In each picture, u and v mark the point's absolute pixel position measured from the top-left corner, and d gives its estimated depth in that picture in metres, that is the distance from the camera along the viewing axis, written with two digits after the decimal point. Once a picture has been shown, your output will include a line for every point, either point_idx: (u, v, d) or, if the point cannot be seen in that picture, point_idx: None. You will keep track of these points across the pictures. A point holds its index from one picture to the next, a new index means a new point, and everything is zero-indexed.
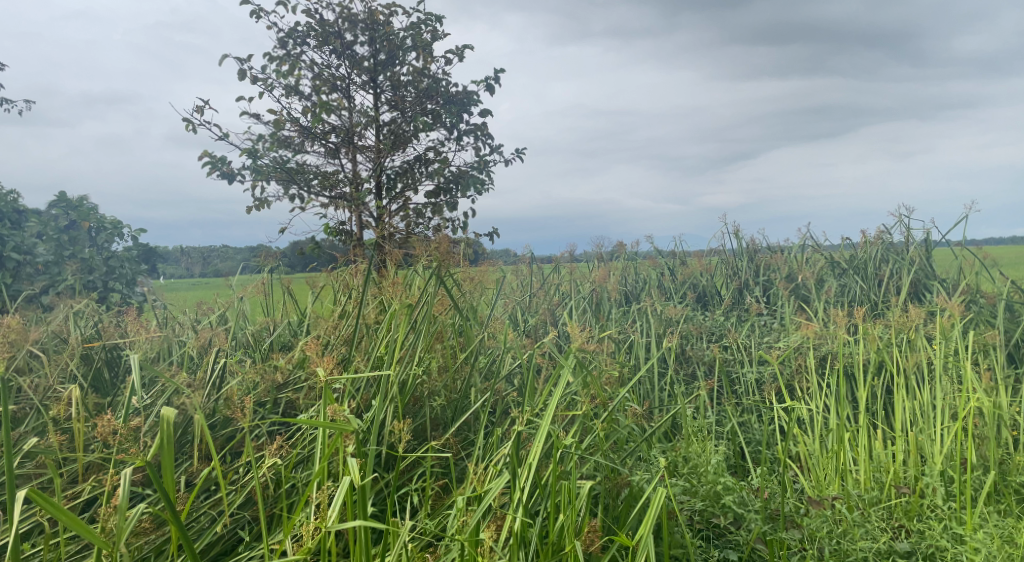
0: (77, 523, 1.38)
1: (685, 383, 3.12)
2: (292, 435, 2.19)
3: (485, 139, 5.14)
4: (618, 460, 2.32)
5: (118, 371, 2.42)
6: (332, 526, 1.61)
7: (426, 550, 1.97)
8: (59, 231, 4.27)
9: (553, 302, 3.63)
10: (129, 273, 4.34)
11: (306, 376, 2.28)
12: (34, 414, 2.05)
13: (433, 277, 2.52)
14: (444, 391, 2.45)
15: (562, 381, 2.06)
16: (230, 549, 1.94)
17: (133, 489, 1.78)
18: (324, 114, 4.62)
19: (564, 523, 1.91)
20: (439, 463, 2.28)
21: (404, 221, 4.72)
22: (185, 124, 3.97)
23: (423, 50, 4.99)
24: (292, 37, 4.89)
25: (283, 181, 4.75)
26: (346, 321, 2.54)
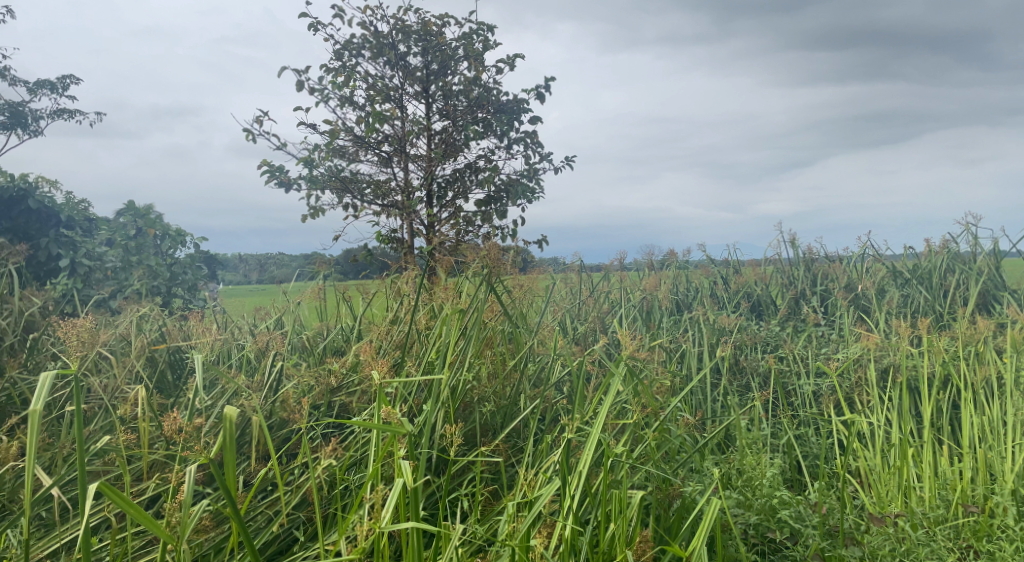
0: (143, 516, 1.42)
1: (738, 394, 3.07)
2: (345, 438, 2.24)
3: (536, 146, 5.16)
4: (671, 470, 2.30)
5: (182, 373, 2.54)
6: (386, 526, 1.62)
7: (476, 554, 1.99)
8: (127, 239, 4.43)
9: (603, 310, 3.60)
10: (191, 280, 4.57)
11: (360, 380, 2.33)
12: (103, 413, 2.13)
13: (483, 283, 2.54)
14: (493, 397, 2.46)
15: (613, 389, 2.04)
16: (285, 549, 1.98)
17: (196, 487, 1.83)
18: (378, 124, 4.71)
19: (615, 531, 1.89)
20: (489, 469, 2.29)
21: (454, 228, 4.76)
22: (247, 135, 4.80)
23: (476, 60, 5.04)
24: (348, 48, 5.00)
25: (337, 190, 4.86)
26: (398, 325, 2.57)
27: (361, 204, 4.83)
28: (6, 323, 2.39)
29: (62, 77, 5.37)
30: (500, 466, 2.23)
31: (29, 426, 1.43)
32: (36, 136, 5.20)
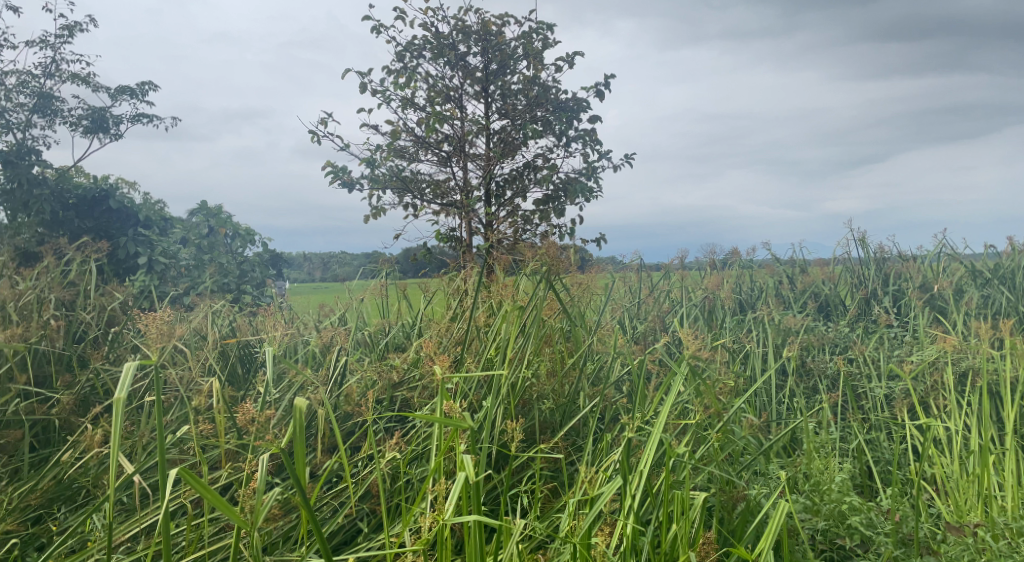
0: (220, 503, 1.45)
1: (805, 396, 2.98)
2: (407, 432, 2.29)
3: (594, 144, 5.14)
4: (734, 472, 2.26)
5: (251, 367, 2.64)
6: (449, 519, 1.64)
7: (536, 551, 2.00)
8: (200, 238, 4.67)
9: (662, 309, 3.54)
10: (258, 277, 4.70)
11: (421, 376, 2.38)
12: (180, 404, 2.22)
13: (542, 281, 2.54)
14: (552, 395, 2.45)
15: (675, 388, 2.01)
16: (350, 539, 2.03)
17: (268, 477, 1.89)
18: (438, 124, 4.76)
19: (677, 532, 1.87)
20: (548, 466, 2.30)
21: (512, 227, 4.78)
22: (311, 136, 4.94)
23: (534, 59, 5.04)
24: (409, 50, 5.07)
25: (398, 190, 4.92)
26: (458, 322, 2.59)
27: (421, 203, 4.89)
28: (91, 317, 2.52)
29: (141, 83, 5.60)
30: (560, 463, 2.23)
31: (114, 413, 1.49)
32: (117, 140, 5.44)
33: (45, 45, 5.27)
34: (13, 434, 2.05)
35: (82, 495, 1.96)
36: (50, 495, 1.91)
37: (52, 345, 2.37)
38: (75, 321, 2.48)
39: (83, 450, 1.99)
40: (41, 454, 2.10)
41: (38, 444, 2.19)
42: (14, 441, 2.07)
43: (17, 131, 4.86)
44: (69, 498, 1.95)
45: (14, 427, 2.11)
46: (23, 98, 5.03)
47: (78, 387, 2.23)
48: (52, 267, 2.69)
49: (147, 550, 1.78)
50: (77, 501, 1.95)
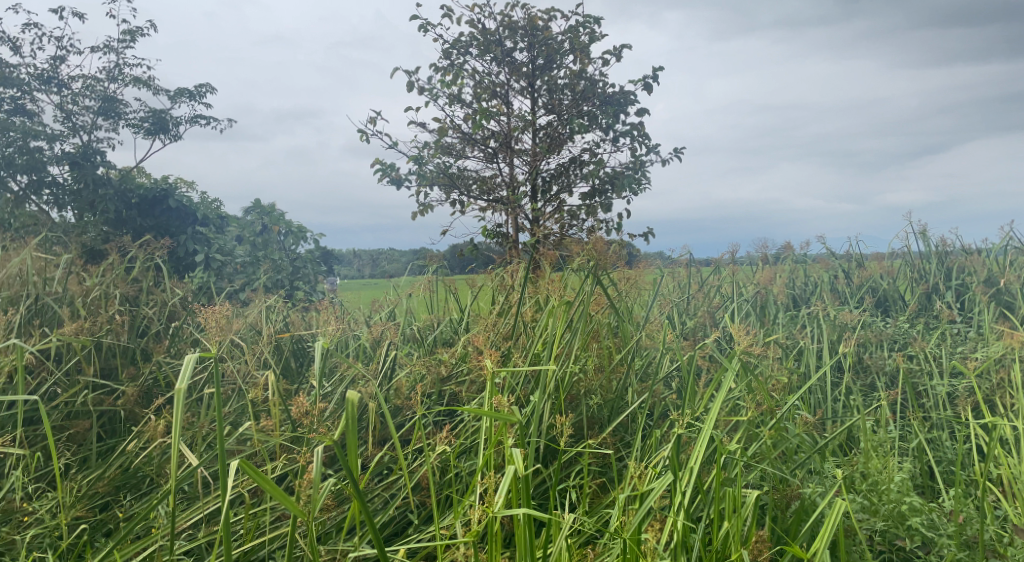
0: (277, 492, 1.48)
1: (862, 394, 2.90)
2: (456, 426, 2.32)
3: (642, 138, 5.09)
4: (788, 470, 2.21)
5: (303, 361, 2.70)
6: (499, 512, 1.65)
7: (584, 546, 2.00)
8: (255, 235, 4.77)
9: (713, 304, 3.46)
10: (310, 274, 4.74)
11: (468, 370, 2.40)
12: (238, 395, 2.29)
13: (589, 276, 2.53)
14: (600, 390, 2.44)
15: (726, 384, 1.97)
16: (400, 530, 2.06)
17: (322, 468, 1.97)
18: (484, 120, 4.78)
19: (729, 530, 1.84)
20: (597, 461, 2.29)
21: (558, 223, 4.77)
22: (360, 134, 4.94)
23: (581, 53, 5.02)
24: (456, 46, 5.10)
25: (445, 186, 4.96)
26: (505, 318, 2.61)
27: (468, 199, 4.92)
28: (153, 312, 2.60)
29: (198, 85, 5.76)
30: (609, 459, 2.22)
31: (174, 403, 1.53)
32: (176, 141, 5.60)
33: (108, 50, 5.46)
34: (81, 425, 2.14)
35: (146, 484, 2.04)
36: (117, 483, 2.00)
37: (117, 338, 2.46)
38: (139, 316, 2.57)
39: (146, 441, 2.07)
40: (109, 443, 2.19)
41: (105, 434, 2.28)
42: (81, 432, 2.18)
43: (83, 133, 5.05)
44: (134, 486, 2.03)
45: (81, 418, 2.22)
46: (88, 101, 5.22)
47: (141, 379, 2.32)
48: (116, 264, 2.79)
49: (209, 536, 1.85)
50: (141, 488, 2.03)
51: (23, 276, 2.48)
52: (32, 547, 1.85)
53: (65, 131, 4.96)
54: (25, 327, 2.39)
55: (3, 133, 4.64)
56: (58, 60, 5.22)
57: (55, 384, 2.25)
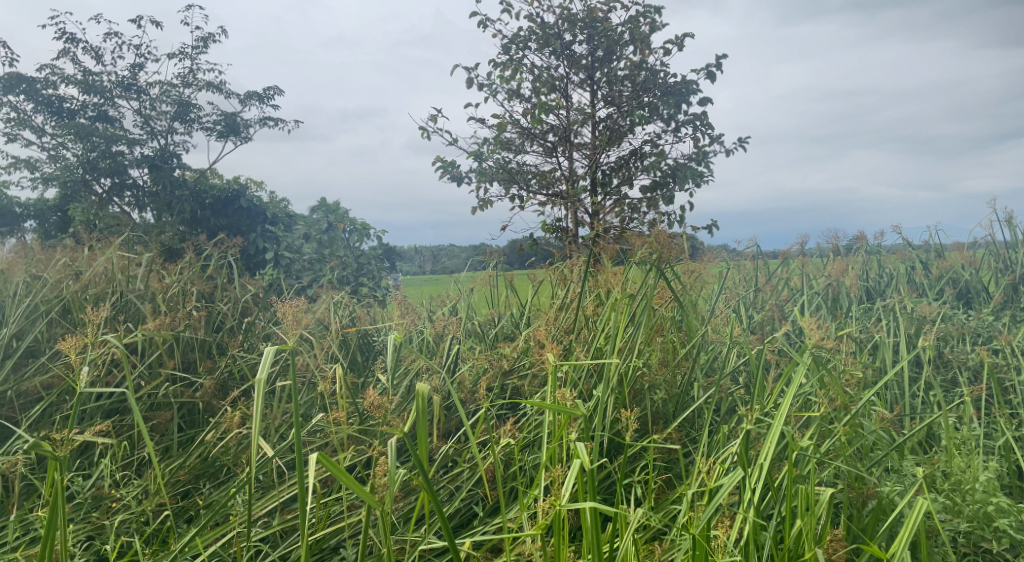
0: (352, 482, 1.52)
1: (943, 390, 2.78)
2: (519, 419, 2.34)
3: (705, 128, 5.00)
4: (865, 468, 2.14)
5: (369, 356, 2.76)
6: (565, 505, 1.65)
7: (650, 542, 1.99)
8: (321, 233, 4.85)
9: (781, 298, 3.35)
10: (375, 271, 4.80)
11: (531, 364, 2.41)
12: (308, 388, 2.37)
13: (652, 270, 2.50)
14: (665, 385, 2.41)
15: (798, 380, 1.91)
16: (466, 522, 2.08)
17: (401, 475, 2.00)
18: (543, 114, 4.77)
19: (803, 528, 1.80)
20: (662, 457, 2.26)
21: (619, 216, 4.72)
22: (423, 132, 5.09)
23: (642, 43, 4.95)
24: (515, 41, 5.10)
25: (504, 182, 4.97)
26: (566, 312, 2.60)
27: (527, 194, 4.92)
28: (227, 308, 2.70)
29: (267, 88, 5.92)
30: (676, 455, 2.18)
31: (254, 394, 1.58)
32: (247, 142, 5.78)
33: (182, 56, 5.66)
34: (163, 415, 2.24)
35: (223, 473, 2.12)
36: (197, 472, 2.09)
37: (195, 333, 2.56)
38: (214, 312, 2.67)
39: (223, 432, 2.14)
40: (188, 434, 2.28)
41: (185, 425, 2.37)
42: (163, 423, 2.28)
43: (161, 137, 5.26)
44: (212, 475, 2.12)
45: (163, 410, 2.32)
46: (164, 106, 5.43)
47: (218, 372, 2.41)
48: (193, 262, 2.90)
49: (283, 524, 1.91)
50: (219, 477, 2.11)
51: (108, 273, 2.60)
52: (120, 532, 1.94)
53: (144, 135, 5.18)
54: (111, 322, 2.51)
55: (88, 138, 4.89)
56: (136, 67, 5.45)
57: (139, 377, 2.36)
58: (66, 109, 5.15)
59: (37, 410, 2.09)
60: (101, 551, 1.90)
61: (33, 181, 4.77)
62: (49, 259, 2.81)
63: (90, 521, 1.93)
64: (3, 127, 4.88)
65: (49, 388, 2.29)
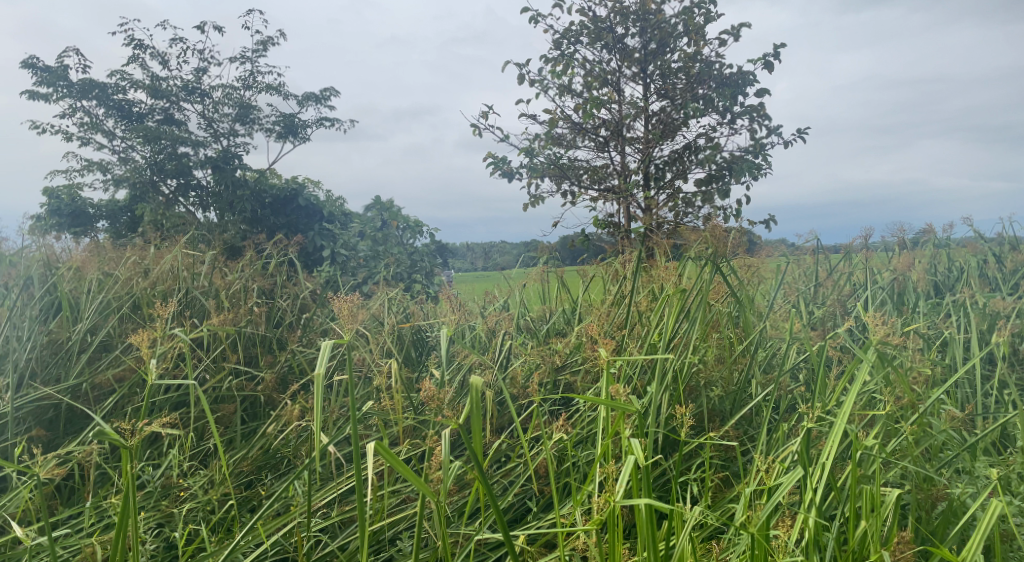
0: (410, 475, 1.53)
1: (1018, 388, 2.66)
2: (571, 415, 2.33)
3: (762, 120, 4.89)
4: (934, 469, 2.06)
5: (422, 352, 2.80)
6: (620, 500, 1.64)
7: (707, 541, 1.96)
8: (375, 231, 4.92)
9: (843, 293, 3.24)
10: (427, 267, 4.96)
11: (583, 360, 2.40)
12: (364, 383, 2.41)
13: (708, 264, 2.47)
14: (721, 382, 2.36)
15: (861, 377, 1.86)
16: (520, 517, 2.09)
17: (456, 475, 1.99)
18: (595, 109, 4.74)
19: (868, 529, 1.75)
20: (719, 455, 2.22)
21: (673, 211, 4.66)
22: (474, 130, 5.05)
23: (697, 35, 4.87)
24: (567, 36, 5.08)
25: (555, 177, 4.95)
26: (619, 308, 2.57)
27: (579, 189, 4.90)
28: (287, 305, 2.77)
29: (324, 88, 6.03)
30: (741, 456, 2.10)
31: (314, 386, 1.62)
32: (304, 143, 5.90)
33: (243, 59, 5.80)
34: (227, 408, 2.31)
35: (284, 464, 2.18)
36: (259, 463, 2.15)
37: (256, 328, 2.63)
38: (274, 308, 2.75)
39: (284, 424, 2.21)
40: (251, 426, 2.35)
41: (248, 418, 2.44)
42: (227, 415, 2.35)
43: (224, 139, 5.42)
44: (274, 467, 2.18)
45: (227, 402, 2.39)
46: (226, 108, 5.59)
47: (278, 367, 2.48)
48: (253, 260, 2.98)
49: (342, 515, 1.95)
50: (280, 469, 2.17)
51: (174, 270, 2.69)
52: (187, 520, 2.01)
53: (207, 137, 5.34)
54: (178, 317, 2.60)
55: (156, 141, 5.10)
56: (200, 71, 5.62)
57: (204, 370, 2.43)
58: (135, 113, 5.35)
59: (111, 401, 2.18)
60: (170, 538, 1.97)
61: (105, 183, 4.97)
62: (119, 257, 2.91)
63: (160, 509, 2.00)
64: (77, 131, 5.10)
65: (121, 381, 2.38)
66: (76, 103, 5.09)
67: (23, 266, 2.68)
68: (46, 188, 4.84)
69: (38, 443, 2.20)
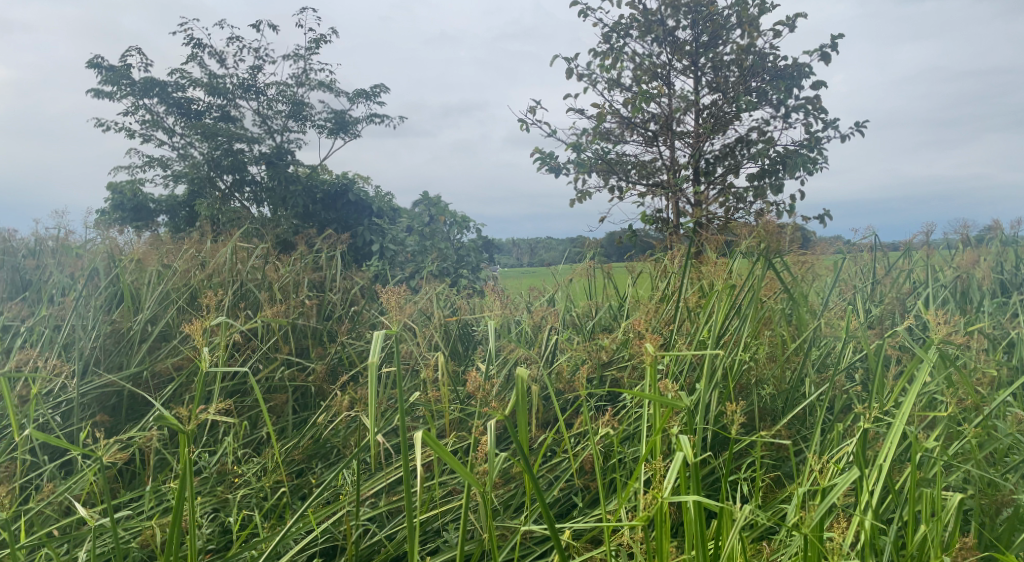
0: (457, 465, 1.54)
1: None
2: (618, 411, 2.32)
3: (818, 113, 4.76)
4: (999, 473, 1.98)
5: (469, 346, 2.81)
6: (668, 497, 1.61)
7: (758, 541, 1.92)
8: (423, 226, 5.00)
9: (902, 291, 3.14)
10: (474, 261, 5.02)
11: (630, 356, 2.39)
12: (413, 375, 2.44)
13: (760, 260, 2.41)
14: (773, 380, 2.33)
15: (921, 377, 1.79)
16: (566, 512, 2.09)
17: (502, 469, 2.00)
18: (644, 103, 4.68)
19: (928, 534, 1.70)
20: (770, 455, 2.18)
21: (724, 206, 4.57)
22: (521, 124, 5.08)
23: (750, 26, 4.77)
24: (616, 30, 5.03)
25: (603, 173, 4.91)
26: (667, 304, 2.54)
27: (626, 184, 4.85)
28: (337, 298, 2.81)
29: (374, 85, 6.10)
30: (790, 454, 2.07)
31: (366, 376, 1.66)
32: (355, 139, 5.98)
33: (296, 57, 5.91)
34: (280, 398, 2.37)
35: (334, 454, 2.22)
36: (310, 452, 2.19)
37: (308, 321, 2.68)
38: (325, 301, 2.80)
39: (334, 414, 2.25)
40: (302, 416, 2.39)
41: (299, 407, 2.49)
42: (279, 405, 2.40)
43: (277, 135, 5.53)
44: (324, 456, 2.22)
45: (279, 392, 2.45)
46: (279, 105, 5.70)
47: (328, 358, 2.53)
48: (305, 254, 3.03)
49: (389, 505, 1.98)
50: (330, 458, 2.20)
51: (229, 263, 2.76)
52: (241, 505, 2.06)
53: (262, 134, 5.46)
54: (233, 309, 2.68)
55: (213, 137, 5.23)
56: (254, 69, 5.74)
57: (257, 360, 2.49)
58: (193, 111, 5.50)
59: (170, 389, 2.25)
60: (225, 523, 2.02)
61: (165, 178, 5.12)
62: (177, 249, 3.00)
63: (215, 494, 2.05)
64: (139, 128, 5.27)
65: (179, 369, 2.45)
66: (139, 101, 5.26)
67: (88, 257, 2.79)
68: (110, 184, 5.02)
69: (102, 428, 2.28)
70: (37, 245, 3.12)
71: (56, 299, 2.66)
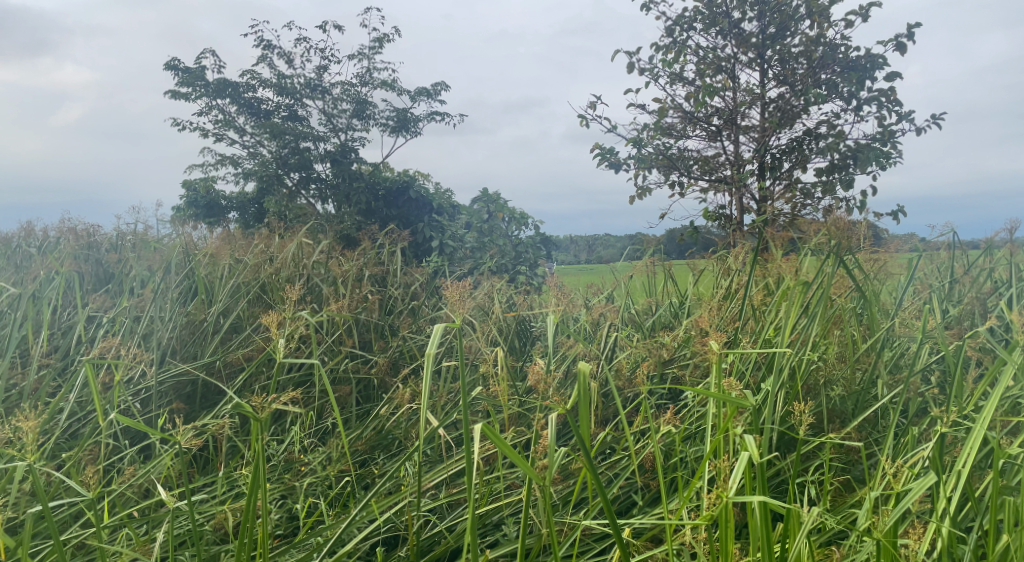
0: (518, 458, 1.54)
1: None
2: (679, 409, 2.29)
3: (892, 105, 4.58)
4: None
5: (526, 341, 2.82)
6: (734, 497, 1.57)
7: (825, 546, 1.87)
8: (482, 222, 5.03)
9: (983, 290, 2.99)
10: (531, 259, 5.03)
11: (691, 354, 2.37)
12: (471, 369, 2.46)
13: (830, 257, 2.34)
14: (842, 382, 2.26)
15: (1004, 380, 1.71)
16: (626, 510, 2.07)
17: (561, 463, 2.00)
18: (707, 97, 4.60)
19: (1010, 543, 1.62)
20: (838, 457, 2.12)
21: (790, 202, 4.45)
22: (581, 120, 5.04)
23: (820, 17, 4.62)
24: (680, 23, 4.95)
25: (664, 168, 4.84)
26: (731, 302, 2.49)
27: (688, 180, 4.77)
28: (399, 293, 2.86)
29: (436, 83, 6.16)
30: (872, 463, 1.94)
31: (423, 368, 1.65)
32: (417, 137, 6.06)
33: (361, 56, 6.02)
34: (344, 389, 2.43)
35: (396, 445, 2.26)
36: (372, 443, 2.23)
37: (371, 314, 2.73)
38: (387, 296, 2.84)
39: (396, 406, 2.29)
40: (365, 407, 2.44)
41: (362, 399, 2.54)
42: (344, 396, 2.47)
43: (342, 134, 5.65)
44: (386, 447, 2.26)
45: (343, 384, 2.51)
46: (344, 104, 5.81)
47: (390, 352, 2.58)
48: (368, 249, 3.09)
49: (450, 497, 2.00)
50: (392, 450, 2.25)
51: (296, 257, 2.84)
52: (307, 493, 2.11)
53: (327, 132, 5.58)
54: (300, 303, 2.75)
55: (281, 136, 5.37)
56: (320, 69, 5.87)
57: (323, 353, 2.56)
58: (263, 110, 5.66)
59: (241, 379, 2.33)
60: (292, 510, 2.08)
61: (236, 176, 5.29)
62: (248, 244, 3.09)
63: (283, 482, 2.11)
64: (212, 128, 5.45)
65: (249, 360, 2.54)
66: (212, 102, 5.45)
67: (166, 252, 2.90)
68: (185, 181, 5.22)
69: (178, 415, 2.39)
70: (119, 240, 3.27)
71: (136, 291, 2.78)
